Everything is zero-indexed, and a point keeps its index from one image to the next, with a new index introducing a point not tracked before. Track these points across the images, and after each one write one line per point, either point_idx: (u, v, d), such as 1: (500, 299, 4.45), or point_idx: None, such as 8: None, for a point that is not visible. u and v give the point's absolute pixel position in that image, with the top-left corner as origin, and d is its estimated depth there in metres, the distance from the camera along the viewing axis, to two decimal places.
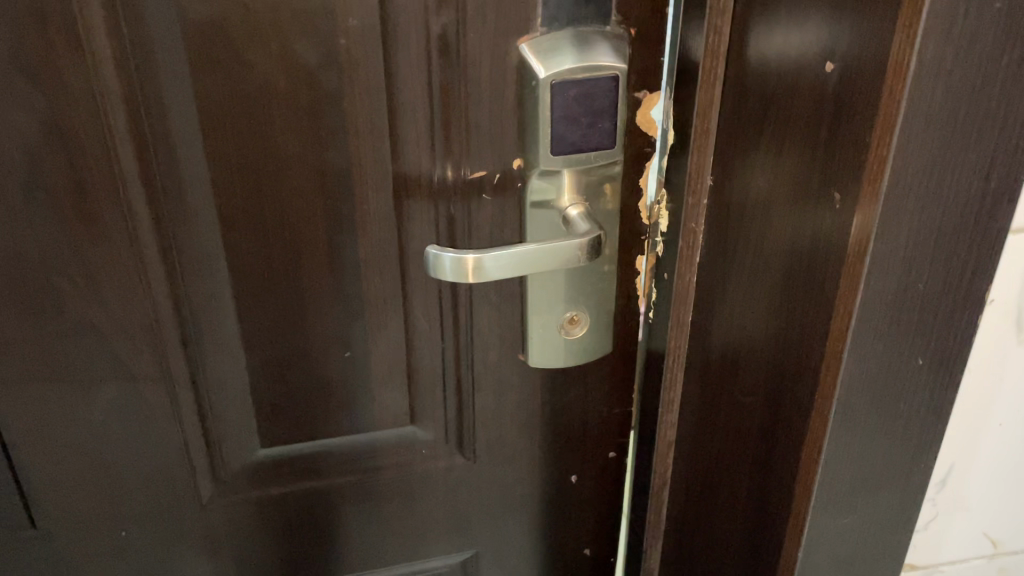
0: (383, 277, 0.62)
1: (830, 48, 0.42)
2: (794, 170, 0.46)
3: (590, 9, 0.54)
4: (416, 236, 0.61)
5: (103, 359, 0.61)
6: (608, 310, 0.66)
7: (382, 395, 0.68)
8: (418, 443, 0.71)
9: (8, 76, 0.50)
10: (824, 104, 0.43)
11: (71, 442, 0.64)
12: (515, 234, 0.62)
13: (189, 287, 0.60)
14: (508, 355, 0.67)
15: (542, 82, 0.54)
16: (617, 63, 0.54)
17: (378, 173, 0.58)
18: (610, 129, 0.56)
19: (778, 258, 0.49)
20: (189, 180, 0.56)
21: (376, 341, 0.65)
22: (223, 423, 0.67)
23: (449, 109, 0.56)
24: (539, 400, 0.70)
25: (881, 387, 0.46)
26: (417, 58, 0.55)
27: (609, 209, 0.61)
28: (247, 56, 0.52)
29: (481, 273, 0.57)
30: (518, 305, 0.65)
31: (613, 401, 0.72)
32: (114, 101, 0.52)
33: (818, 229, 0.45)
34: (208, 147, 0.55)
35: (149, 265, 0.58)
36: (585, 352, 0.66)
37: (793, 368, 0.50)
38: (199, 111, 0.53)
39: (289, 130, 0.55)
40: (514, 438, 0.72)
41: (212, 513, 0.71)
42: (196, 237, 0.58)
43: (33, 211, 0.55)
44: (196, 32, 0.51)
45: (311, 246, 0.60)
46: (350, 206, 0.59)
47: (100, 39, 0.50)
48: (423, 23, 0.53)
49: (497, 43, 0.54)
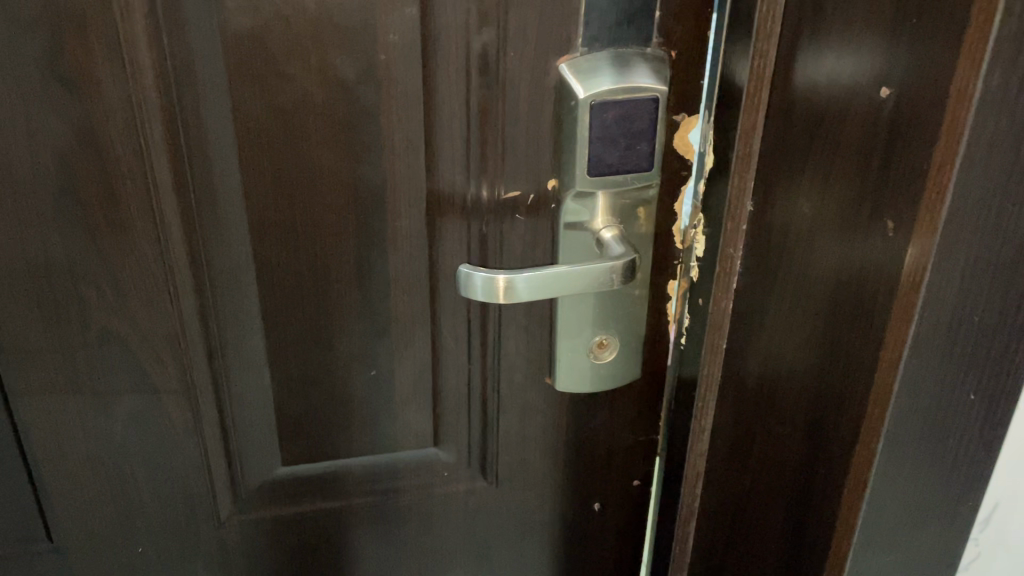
0: (412, 295, 0.62)
1: (885, 73, 0.41)
2: (842, 197, 0.45)
3: (632, 30, 0.53)
4: (447, 255, 0.61)
5: (127, 371, 0.60)
6: (638, 335, 0.65)
7: (406, 415, 0.67)
8: (439, 465, 0.70)
9: (46, 83, 0.50)
10: (877, 133, 0.43)
11: (90, 455, 0.63)
12: (546, 256, 0.61)
13: (217, 300, 0.59)
14: (535, 378, 0.66)
15: (581, 102, 0.53)
16: (657, 85, 0.54)
17: (412, 190, 0.58)
18: (648, 151, 0.56)
19: (823, 285, 0.48)
20: (222, 193, 0.55)
21: (402, 360, 0.64)
22: (245, 439, 0.66)
23: (486, 127, 0.56)
24: (564, 425, 0.69)
25: (930, 419, 0.45)
26: (456, 75, 0.54)
27: (642, 233, 0.60)
28: (287, 69, 0.52)
29: (512, 294, 0.56)
30: (547, 329, 0.64)
31: (639, 428, 0.71)
32: (150, 111, 0.52)
33: (868, 256, 0.45)
34: (243, 159, 0.54)
35: (178, 278, 0.58)
36: (612, 377, 0.65)
37: (838, 396, 0.50)
38: (235, 123, 0.53)
39: (325, 144, 0.55)
40: (537, 463, 0.71)
41: (228, 531, 0.70)
42: (226, 250, 0.57)
43: (64, 218, 0.54)
44: (237, 43, 0.51)
45: (341, 263, 0.59)
46: (381, 222, 0.58)
47: (140, 47, 0.50)
48: (464, 41, 0.53)
49: (537, 62, 0.54)
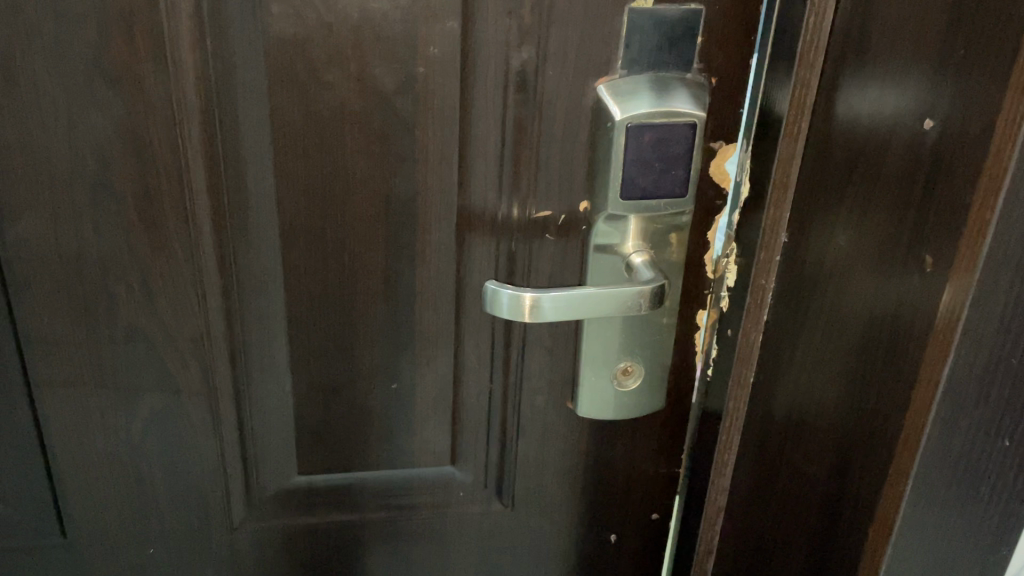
0: (438, 310, 0.61)
1: (930, 105, 0.41)
2: (877, 234, 0.45)
3: (672, 55, 0.53)
4: (474, 271, 0.60)
5: (151, 368, 0.61)
6: (663, 365, 0.64)
7: (424, 432, 0.66)
8: (455, 484, 0.69)
9: (91, 79, 0.51)
10: (917, 168, 0.42)
11: (109, 452, 0.64)
12: (574, 278, 0.61)
13: (243, 304, 0.59)
14: (556, 402, 0.65)
15: (617, 124, 0.53)
16: (696, 111, 0.53)
17: (443, 204, 0.58)
18: (683, 176, 0.55)
19: (856, 320, 0.47)
20: (255, 197, 0.56)
21: (423, 375, 0.64)
22: (261, 445, 0.65)
23: (521, 146, 0.56)
24: (584, 453, 0.68)
25: (957, 466, 0.44)
26: (494, 92, 0.54)
27: (673, 260, 0.60)
28: (326, 77, 0.52)
29: (537, 313, 0.55)
30: (571, 353, 0.63)
31: (659, 460, 0.69)
32: (189, 111, 0.52)
33: (904, 292, 0.44)
34: (277, 163, 0.55)
35: (207, 280, 0.58)
36: (636, 405, 0.64)
37: (869, 433, 0.48)
38: (273, 128, 0.53)
39: (360, 153, 0.55)
40: (554, 490, 0.69)
41: (240, 537, 0.69)
42: (255, 252, 0.58)
43: (99, 212, 0.55)
44: (280, 48, 0.51)
45: (368, 274, 0.59)
46: (411, 234, 0.58)
47: (183, 47, 0.51)
48: (503, 58, 0.53)
49: (576, 82, 0.54)
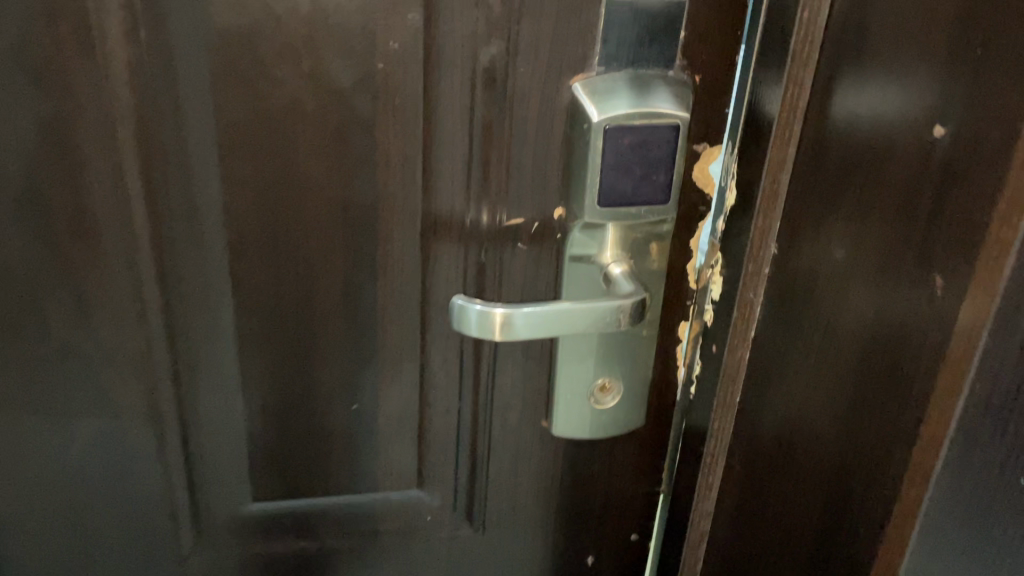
0: (402, 324, 0.57)
1: (941, 110, 0.36)
2: (881, 250, 0.40)
3: (653, 51, 0.49)
4: (441, 282, 0.56)
5: (87, 389, 0.56)
6: (643, 380, 0.60)
7: (388, 454, 0.62)
8: (422, 508, 0.65)
9: (10, 75, 0.46)
10: (927, 180, 0.37)
11: (43, 478, 0.59)
12: (549, 289, 0.57)
13: (188, 319, 0.55)
14: (529, 421, 0.61)
15: (595, 126, 0.49)
16: (679, 111, 0.50)
17: (406, 210, 0.53)
18: (665, 182, 0.52)
19: (854, 344, 0.43)
20: (199, 204, 0.51)
21: (386, 394, 0.59)
22: (211, 469, 0.61)
23: (490, 147, 0.51)
24: (560, 473, 0.64)
25: (971, 517, 0.38)
26: (460, 89, 0.50)
27: (654, 270, 0.56)
28: (275, 73, 0.47)
29: (508, 331, 0.51)
30: (545, 369, 0.59)
31: (639, 479, 0.65)
32: (122, 110, 0.48)
33: (910, 316, 0.39)
34: (222, 167, 0.50)
35: (147, 294, 0.53)
36: (615, 423, 0.60)
37: (869, 471, 0.43)
38: (217, 129, 0.49)
39: (314, 156, 0.50)
40: (527, 512, 0.65)
41: (190, 567, 0.64)
42: (199, 264, 0.53)
43: (23, 220, 0.50)
44: (222, 41, 0.46)
45: (325, 285, 0.55)
46: (371, 243, 0.54)
47: (114, 38, 0.46)
48: (470, 53, 0.49)
49: (550, 79, 0.50)
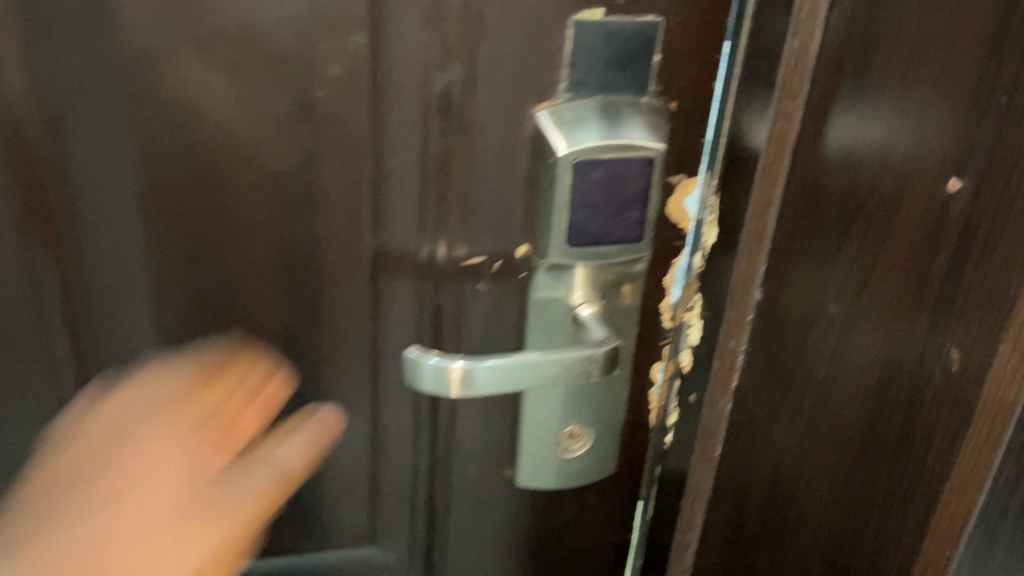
0: (351, 371, 0.52)
1: (959, 157, 0.32)
2: (886, 306, 0.36)
3: (625, 77, 0.45)
4: (394, 326, 0.51)
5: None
6: (614, 425, 0.55)
7: (338, 507, 0.57)
8: (377, 562, 0.60)
9: None
10: (942, 234, 0.33)
11: None
12: (512, 332, 0.52)
13: (110, 370, 0.49)
14: (492, 471, 0.56)
15: (561, 159, 0.44)
16: (654, 143, 0.45)
17: (354, 249, 0.48)
18: (639, 218, 0.47)
19: (854, 405, 0.38)
20: (120, 245, 0.46)
21: (335, 445, 0.54)
22: None
23: (446, 181, 0.46)
24: (525, 526, 0.59)
25: None
26: (412, 119, 0.44)
27: (626, 310, 0.51)
28: (205, 105, 0.42)
29: (467, 385, 0.46)
30: (509, 416, 0.54)
31: (609, 526, 0.61)
32: (25, 144, 0.42)
33: (919, 387, 0.34)
34: (147, 207, 0.45)
35: (59, 339, 0.48)
36: (584, 473, 0.55)
37: (877, 539, 0.38)
38: (140, 165, 0.43)
39: (251, 194, 0.45)
40: (491, 566, 0.60)
41: None
42: (119, 309, 0.48)
43: None
44: (142, 68, 0.41)
45: (265, 332, 0.50)
46: (316, 286, 0.49)
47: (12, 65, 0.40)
48: (422, 79, 0.43)
49: (512, 107, 0.45)
